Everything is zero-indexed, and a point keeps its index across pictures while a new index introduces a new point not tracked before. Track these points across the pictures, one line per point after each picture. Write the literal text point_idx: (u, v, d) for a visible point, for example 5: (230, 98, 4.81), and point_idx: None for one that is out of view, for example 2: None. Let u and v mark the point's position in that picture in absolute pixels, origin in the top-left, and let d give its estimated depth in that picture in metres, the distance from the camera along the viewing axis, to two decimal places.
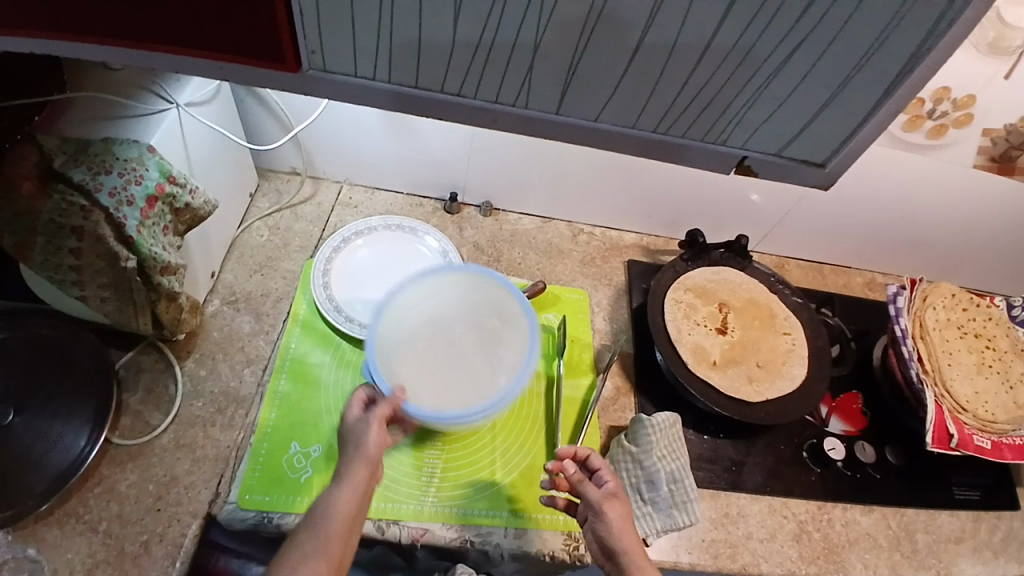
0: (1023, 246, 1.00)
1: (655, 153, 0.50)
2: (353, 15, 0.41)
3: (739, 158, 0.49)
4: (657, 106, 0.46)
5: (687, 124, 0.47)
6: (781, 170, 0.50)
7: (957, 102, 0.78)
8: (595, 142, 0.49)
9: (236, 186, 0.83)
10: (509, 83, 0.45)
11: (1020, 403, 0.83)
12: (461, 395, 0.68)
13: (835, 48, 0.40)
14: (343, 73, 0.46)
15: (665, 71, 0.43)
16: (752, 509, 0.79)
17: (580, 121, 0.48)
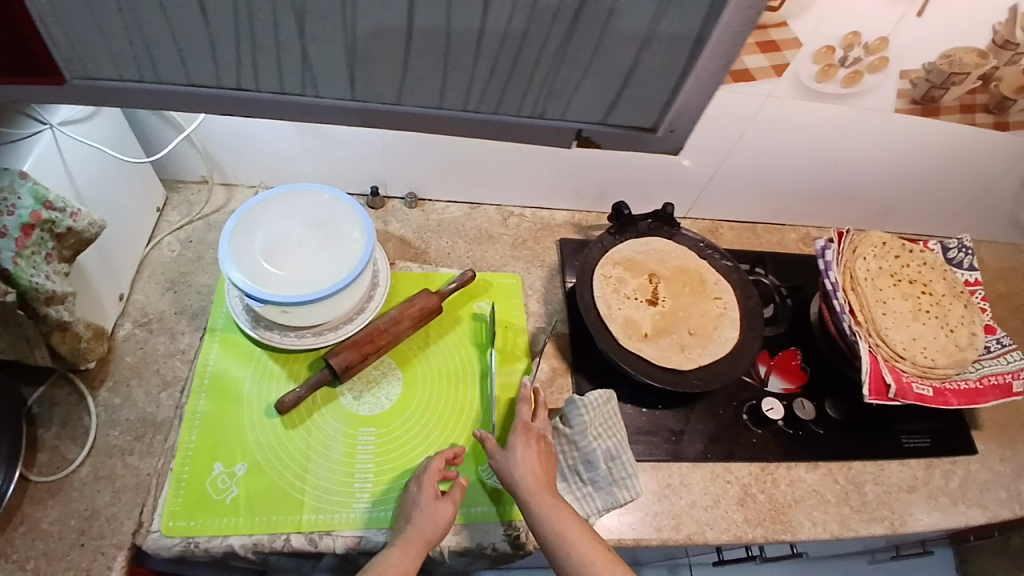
0: (956, 186, 0.99)
1: (481, 133, 0.48)
2: (96, 20, 0.39)
3: (574, 131, 0.48)
4: (456, 83, 0.44)
5: (496, 100, 0.45)
6: (617, 137, 0.48)
7: (869, 47, 0.74)
8: (410, 127, 0.48)
9: (138, 203, 0.80)
10: (290, 73, 0.43)
11: (961, 345, 0.82)
12: (323, 272, 0.73)
13: (616, 14, 0.39)
14: (111, 78, 0.43)
15: (453, 52, 0.41)
16: (694, 477, 0.78)
17: (384, 107, 0.46)
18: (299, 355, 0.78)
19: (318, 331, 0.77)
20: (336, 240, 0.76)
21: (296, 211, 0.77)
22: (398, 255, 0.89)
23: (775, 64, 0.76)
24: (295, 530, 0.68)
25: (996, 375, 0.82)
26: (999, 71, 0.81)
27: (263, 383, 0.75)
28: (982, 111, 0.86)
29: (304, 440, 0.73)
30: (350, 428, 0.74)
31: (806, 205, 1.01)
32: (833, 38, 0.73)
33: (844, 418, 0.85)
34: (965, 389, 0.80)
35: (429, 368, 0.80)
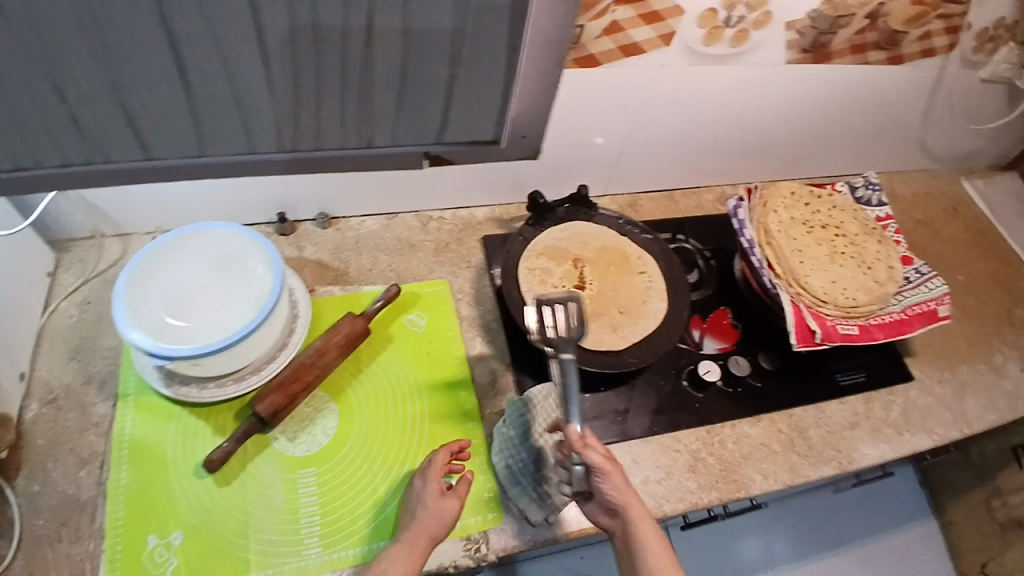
0: (860, 125, 1.02)
1: (368, 164, 0.68)
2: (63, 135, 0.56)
3: (429, 155, 0.69)
4: (341, 130, 0.64)
5: (375, 133, 0.66)
6: (466, 153, 0.71)
7: (751, 4, 0.75)
8: (316, 161, 0.66)
9: (25, 272, 0.75)
10: (215, 140, 0.61)
11: (880, 280, 0.84)
12: (237, 310, 0.70)
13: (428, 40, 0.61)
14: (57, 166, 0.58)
15: (319, 79, 0.59)
16: (645, 453, 0.79)
17: (287, 152, 0.64)
18: (224, 406, 0.75)
19: (240, 377, 0.74)
20: (240, 278, 0.72)
21: (193, 254, 0.73)
22: (318, 280, 0.85)
23: (661, 33, 0.75)
24: None
25: (922, 304, 0.84)
26: (885, 6, 0.81)
27: (187, 442, 0.72)
28: (873, 48, 0.86)
29: (241, 493, 0.71)
30: (288, 472, 0.72)
31: (719, 163, 1.02)
32: (715, 0, 0.73)
33: (777, 367, 0.87)
34: (891, 323, 0.83)
35: (364, 394, 0.78)
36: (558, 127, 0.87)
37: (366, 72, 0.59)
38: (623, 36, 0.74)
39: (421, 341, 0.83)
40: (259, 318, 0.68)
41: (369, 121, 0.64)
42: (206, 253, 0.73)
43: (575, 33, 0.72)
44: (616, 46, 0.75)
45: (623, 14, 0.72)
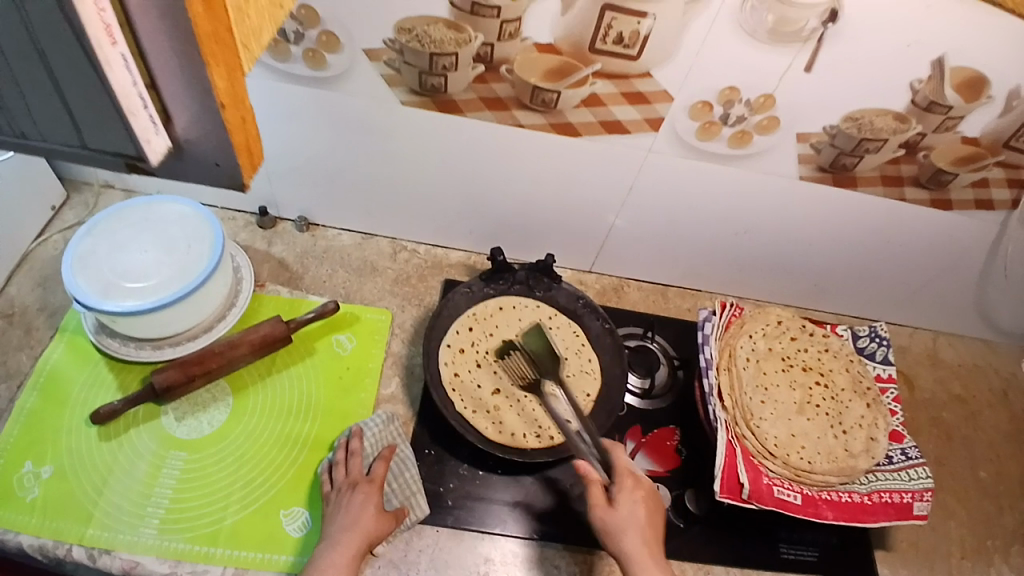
0: (893, 265, 0.90)
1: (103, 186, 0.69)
2: None
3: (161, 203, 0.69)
4: None
5: None
6: None
7: (753, 103, 0.68)
8: None
9: (30, 201, 0.84)
10: None
11: (850, 450, 0.72)
12: (165, 278, 0.74)
13: None
14: None
15: None
16: (519, 555, 0.72)
17: None
18: (134, 366, 0.78)
19: (158, 346, 0.77)
20: (177, 253, 0.75)
21: (148, 221, 0.78)
22: (272, 277, 0.88)
23: (648, 117, 0.71)
24: (76, 543, 0.67)
25: (893, 493, 0.70)
26: (926, 138, 0.71)
27: (94, 388, 0.76)
28: (911, 184, 0.77)
29: (113, 452, 0.72)
30: (162, 448, 0.73)
31: (719, 269, 0.95)
32: (710, 92, 0.68)
33: (706, 512, 0.76)
34: (849, 504, 0.70)
35: (264, 397, 0.78)
36: (540, 189, 0.85)
37: None
38: (605, 110, 0.71)
39: (340, 362, 0.82)
40: (185, 290, 0.72)
41: None
42: (159, 222, 0.78)
43: (553, 97, 0.70)
44: (596, 119, 0.72)
45: (604, 88, 0.68)
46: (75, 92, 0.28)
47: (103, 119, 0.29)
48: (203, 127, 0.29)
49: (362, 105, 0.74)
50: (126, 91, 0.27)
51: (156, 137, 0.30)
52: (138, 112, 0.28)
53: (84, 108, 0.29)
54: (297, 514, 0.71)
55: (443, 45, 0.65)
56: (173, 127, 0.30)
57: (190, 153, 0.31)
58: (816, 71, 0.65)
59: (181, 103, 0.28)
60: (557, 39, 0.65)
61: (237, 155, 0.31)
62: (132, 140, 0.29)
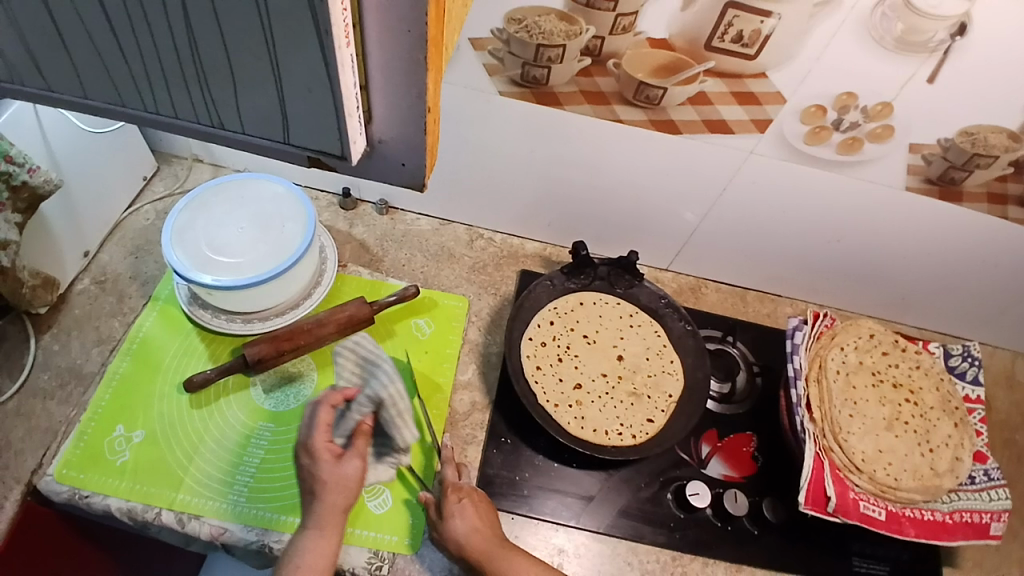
0: (981, 283, 0.88)
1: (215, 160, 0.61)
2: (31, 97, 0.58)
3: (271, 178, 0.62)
4: None
5: None
6: None
7: (868, 111, 0.67)
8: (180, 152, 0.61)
9: (123, 170, 0.86)
10: None
11: (938, 470, 0.71)
12: (260, 255, 0.75)
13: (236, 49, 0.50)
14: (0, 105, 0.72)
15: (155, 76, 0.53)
16: (594, 550, 0.72)
17: None
18: (224, 338, 0.80)
19: (246, 319, 0.79)
20: (273, 231, 0.76)
21: (243, 197, 0.79)
22: (353, 258, 0.89)
23: (755, 118, 0.70)
24: (166, 506, 0.69)
25: (972, 512, 0.71)
26: None
27: (183, 357, 0.78)
28: (1016, 203, 0.75)
29: (203, 420, 0.74)
30: (249, 418, 0.75)
31: (798, 277, 0.93)
32: (825, 97, 0.66)
33: (783, 521, 0.75)
34: (930, 522, 0.70)
35: None
36: (629, 186, 0.84)
37: None
38: (710, 110, 0.70)
39: (421, 347, 0.83)
40: (279, 268, 0.73)
41: None
42: (252, 199, 0.79)
43: (658, 94, 0.69)
44: (699, 118, 0.71)
45: (713, 87, 0.67)
46: (297, 90, 0.30)
47: (317, 114, 0.31)
48: (398, 127, 0.32)
49: (462, 94, 0.74)
50: (348, 92, 0.29)
51: (359, 136, 0.32)
52: (352, 112, 0.30)
53: (300, 104, 0.31)
54: (378, 491, 0.72)
55: (552, 36, 0.65)
56: (371, 125, 0.32)
57: (380, 150, 0.33)
58: (939, 81, 0.63)
59: (387, 102, 0.31)
60: (671, 35, 0.64)
61: (427, 155, 0.33)
62: (341, 139, 0.31)
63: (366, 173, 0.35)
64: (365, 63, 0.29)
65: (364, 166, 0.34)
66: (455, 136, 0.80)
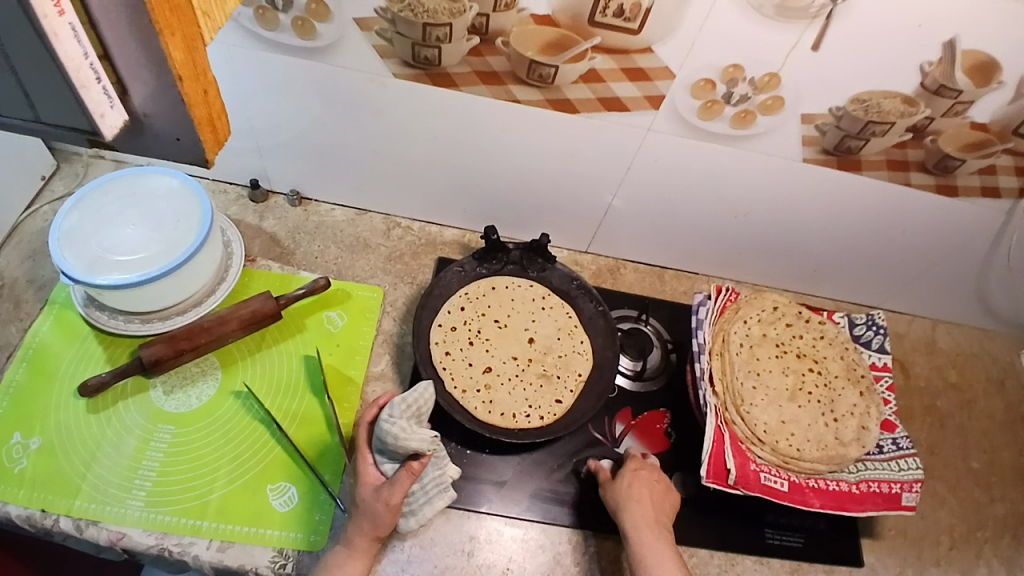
0: (893, 253, 0.89)
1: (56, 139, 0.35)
2: None
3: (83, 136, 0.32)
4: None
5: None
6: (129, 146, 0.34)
7: (757, 82, 0.66)
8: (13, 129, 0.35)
9: (17, 172, 0.83)
10: None
11: (841, 438, 0.72)
12: (151, 253, 0.72)
13: None
14: None
15: None
16: (506, 535, 0.72)
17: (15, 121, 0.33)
18: (123, 340, 0.78)
19: (146, 320, 0.77)
20: (165, 228, 0.74)
21: (137, 194, 0.76)
22: (262, 252, 0.87)
23: (647, 94, 0.69)
24: (64, 513, 0.67)
25: (881, 482, 0.70)
26: (934, 123, 0.69)
27: (81, 362, 0.76)
28: (917, 169, 0.75)
29: (101, 426, 0.72)
30: (150, 422, 0.73)
31: (716, 254, 0.94)
32: (713, 70, 0.66)
33: (692, 495, 0.76)
34: (836, 492, 0.70)
35: (253, 372, 0.78)
36: (538, 168, 0.83)
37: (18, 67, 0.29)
38: (603, 87, 0.69)
39: (329, 340, 0.81)
40: (171, 265, 0.71)
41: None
42: (146, 197, 0.76)
43: (550, 72, 0.68)
44: (593, 96, 0.70)
45: (603, 64, 0.66)
46: (24, 63, 0.29)
47: (54, 90, 0.29)
48: (160, 103, 0.31)
49: (355, 78, 0.72)
50: (78, 63, 0.28)
51: (109, 110, 0.31)
52: (89, 85, 0.29)
53: (37, 81, 0.29)
54: (285, 489, 0.71)
55: (436, 15, 0.62)
56: (130, 99, 0.31)
57: (149, 125, 0.32)
58: (824, 49, 0.62)
59: (138, 76, 0.30)
60: (554, 11, 0.62)
61: (199, 130, 0.33)
62: (84, 113, 0.30)
63: (146, 151, 0.34)
64: (97, 32, 0.28)
65: (134, 141, 0.33)
66: (357, 121, 0.78)
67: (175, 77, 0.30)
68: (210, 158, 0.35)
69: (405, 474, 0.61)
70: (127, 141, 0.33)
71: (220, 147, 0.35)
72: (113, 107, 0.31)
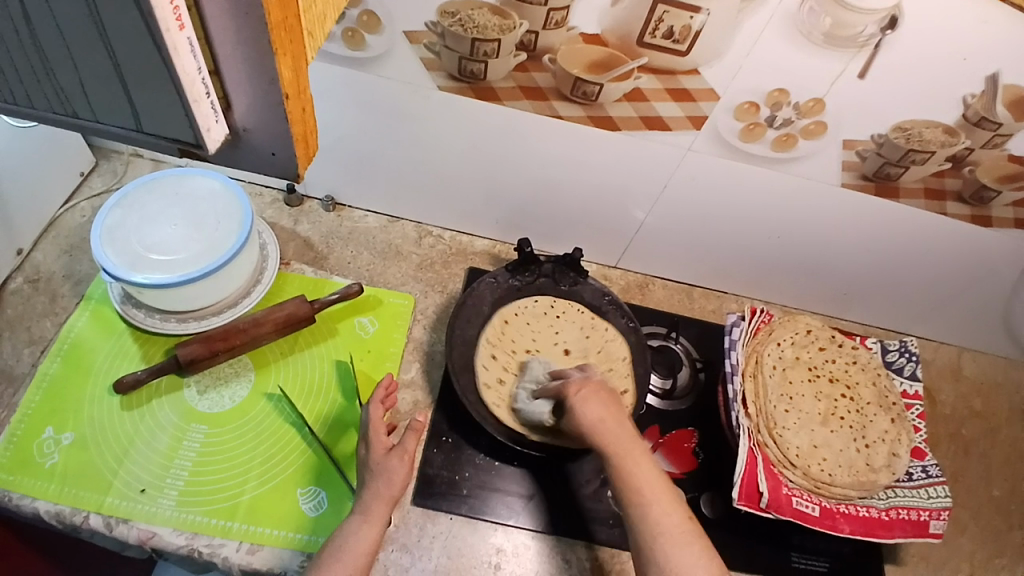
0: (923, 279, 0.89)
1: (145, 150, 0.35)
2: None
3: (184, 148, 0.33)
4: (96, 103, 0.32)
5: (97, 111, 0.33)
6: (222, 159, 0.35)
7: (800, 107, 0.66)
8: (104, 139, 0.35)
9: (59, 169, 0.84)
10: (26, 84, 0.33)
11: (873, 465, 0.72)
12: (192, 253, 0.73)
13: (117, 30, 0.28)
14: None
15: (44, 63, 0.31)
16: (534, 548, 0.72)
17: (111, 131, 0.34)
18: (158, 338, 0.78)
19: (182, 319, 0.78)
20: (205, 229, 0.75)
21: (178, 193, 0.77)
22: (296, 256, 0.88)
23: (690, 115, 0.70)
24: (95, 510, 0.68)
25: (910, 509, 0.70)
26: (974, 153, 0.69)
27: (116, 359, 0.76)
28: (954, 199, 0.75)
29: (134, 423, 0.73)
30: (183, 421, 0.73)
31: (745, 274, 0.94)
32: (757, 94, 0.66)
33: (721, 516, 0.76)
34: (866, 518, 0.70)
35: (286, 375, 0.78)
36: (574, 183, 0.84)
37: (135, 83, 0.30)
38: (646, 106, 0.69)
39: (362, 346, 0.82)
40: (212, 266, 0.71)
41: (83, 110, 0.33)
42: (187, 196, 0.77)
43: (594, 90, 0.68)
44: (636, 115, 0.71)
45: (648, 84, 0.66)
46: (141, 78, 0.29)
47: (166, 104, 0.30)
48: (261, 118, 0.32)
49: (399, 88, 0.73)
50: (192, 78, 0.29)
51: (214, 123, 0.32)
52: (200, 99, 0.30)
53: (150, 94, 0.30)
54: (314, 494, 0.71)
55: (486, 31, 0.63)
56: (232, 113, 0.32)
57: (246, 140, 0.34)
58: (870, 77, 0.62)
59: (243, 91, 0.31)
60: (604, 30, 0.63)
61: (295, 145, 0.34)
62: (192, 127, 0.31)
63: (236, 162, 0.35)
64: (210, 47, 0.29)
65: (230, 154, 0.34)
66: (398, 129, 0.79)
67: (283, 95, 0.31)
68: (299, 172, 0.36)
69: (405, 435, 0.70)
70: (224, 152, 0.34)
71: (309, 162, 0.36)
72: (218, 121, 0.32)
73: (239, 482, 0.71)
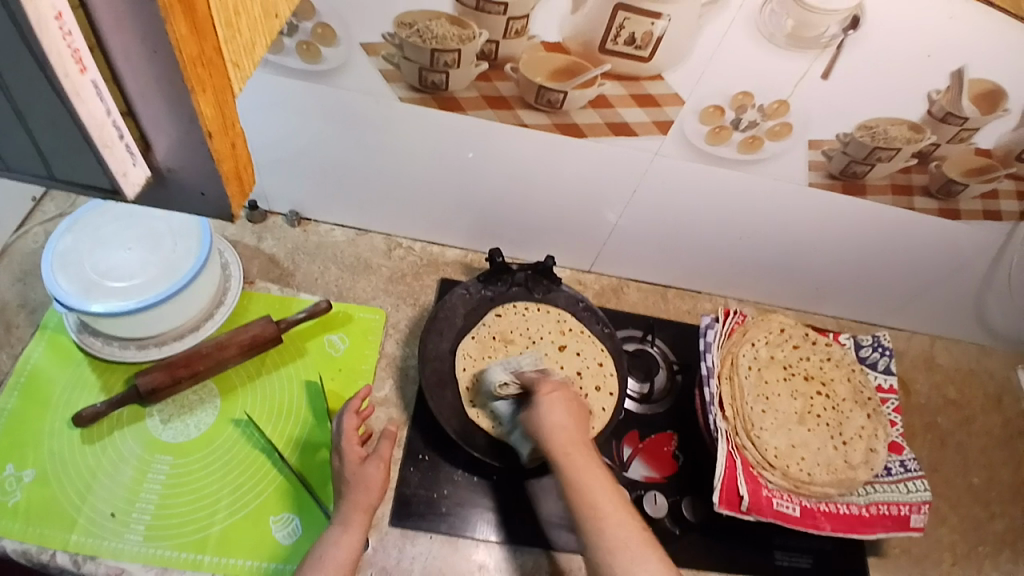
0: (893, 272, 0.89)
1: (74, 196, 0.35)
2: None
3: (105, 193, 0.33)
4: (26, 151, 0.33)
5: (29, 159, 0.33)
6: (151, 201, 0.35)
7: (766, 109, 0.66)
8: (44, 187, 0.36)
9: (7, 193, 0.80)
10: None
11: (850, 461, 0.72)
12: (152, 278, 0.70)
13: (21, 77, 0.27)
14: None
15: None
16: (516, 562, 0.71)
17: (45, 178, 0.34)
18: (120, 365, 0.76)
19: (143, 345, 0.75)
20: (164, 251, 0.72)
21: (132, 215, 0.74)
22: (262, 273, 0.86)
23: (656, 119, 0.68)
24: (60, 548, 0.65)
25: (890, 504, 0.71)
26: (939, 149, 0.69)
27: (76, 389, 0.74)
28: (921, 194, 0.75)
29: (96, 457, 0.70)
30: (147, 452, 0.71)
31: (719, 274, 0.94)
32: (723, 97, 0.65)
33: (702, 520, 0.76)
34: (847, 516, 0.70)
35: (253, 399, 0.76)
36: (543, 190, 0.83)
37: (50, 128, 0.30)
38: (612, 112, 0.68)
39: (333, 364, 0.80)
40: (174, 288, 0.69)
41: (20, 160, 0.34)
42: (143, 218, 0.74)
43: (559, 97, 0.67)
44: (602, 121, 0.69)
45: (612, 90, 0.65)
46: (54, 126, 0.29)
47: (79, 151, 0.30)
48: (184, 157, 0.32)
49: (359, 99, 0.70)
50: (101, 122, 0.28)
51: (132, 167, 0.31)
52: (112, 143, 0.29)
53: (64, 142, 0.30)
54: (288, 520, 0.69)
55: (445, 41, 0.61)
56: (153, 154, 0.32)
57: (172, 180, 0.33)
58: (834, 77, 0.62)
59: (162, 128, 0.31)
60: (565, 37, 0.61)
61: (226, 183, 0.33)
62: (107, 172, 0.30)
63: (166, 202, 0.35)
64: (120, 88, 0.29)
65: (159, 194, 0.34)
66: (360, 140, 0.77)
67: (206, 133, 0.30)
68: (235, 212, 0.35)
69: (385, 438, 0.69)
70: (150, 194, 0.34)
71: (245, 199, 0.36)
72: (136, 164, 0.31)
73: (210, 511, 0.69)
